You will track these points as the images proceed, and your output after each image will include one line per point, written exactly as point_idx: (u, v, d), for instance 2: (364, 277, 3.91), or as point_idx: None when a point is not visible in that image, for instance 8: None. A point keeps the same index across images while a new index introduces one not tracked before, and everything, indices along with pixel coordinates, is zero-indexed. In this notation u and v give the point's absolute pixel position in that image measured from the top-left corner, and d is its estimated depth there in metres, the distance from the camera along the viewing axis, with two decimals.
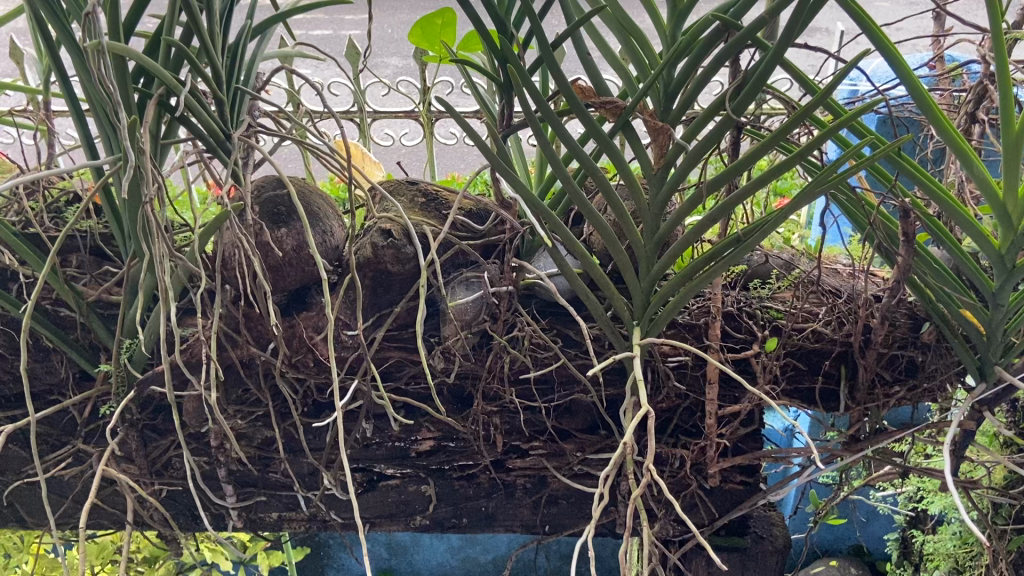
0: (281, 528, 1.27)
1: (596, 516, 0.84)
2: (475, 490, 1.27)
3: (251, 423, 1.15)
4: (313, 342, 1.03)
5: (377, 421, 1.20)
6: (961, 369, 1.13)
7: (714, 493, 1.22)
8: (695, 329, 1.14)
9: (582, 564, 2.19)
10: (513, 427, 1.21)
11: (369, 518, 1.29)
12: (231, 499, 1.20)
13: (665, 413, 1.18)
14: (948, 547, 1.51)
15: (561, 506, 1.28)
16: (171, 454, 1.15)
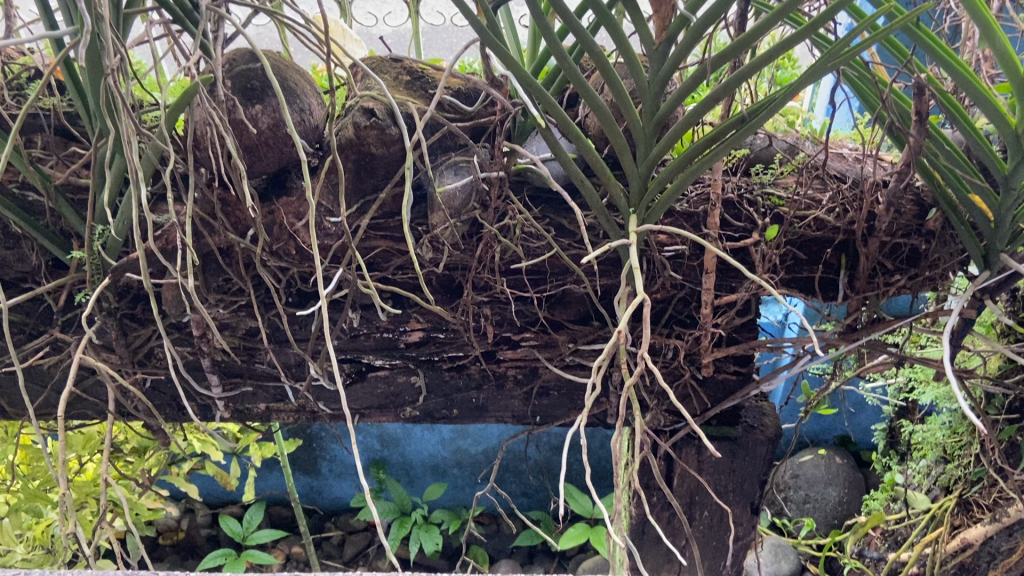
0: (269, 419, 1.25)
1: (589, 405, 0.82)
2: (466, 382, 1.25)
3: (234, 313, 1.12)
4: (294, 228, 0.99)
5: (364, 311, 1.17)
6: (965, 257, 1.09)
7: (707, 384, 1.21)
8: (693, 217, 1.09)
9: (572, 455, 2.21)
10: (505, 318, 1.19)
11: (358, 409, 1.27)
12: (217, 390, 1.18)
13: (660, 303, 1.15)
14: (938, 437, 1.54)
15: (552, 397, 1.27)
16: (153, 344, 1.12)
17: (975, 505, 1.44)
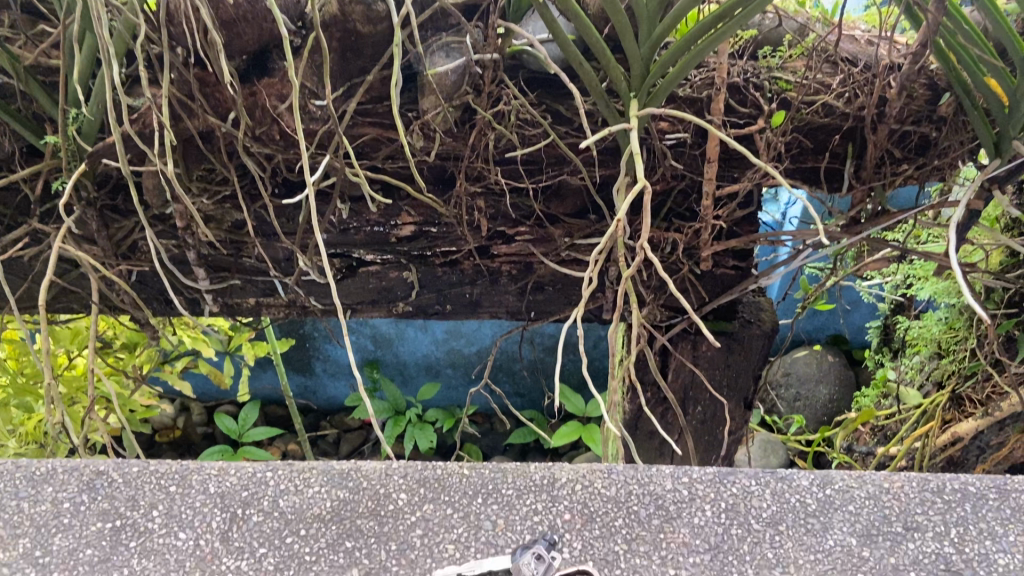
0: (260, 314, 1.24)
1: (585, 299, 0.82)
2: (459, 278, 1.23)
3: (219, 205, 1.08)
4: (278, 112, 0.94)
5: (354, 203, 1.12)
6: (975, 144, 1.06)
7: (705, 279, 1.19)
8: (697, 104, 1.04)
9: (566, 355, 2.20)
10: (499, 212, 1.15)
11: (351, 305, 1.25)
12: (204, 283, 1.16)
13: (660, 196, 1.11)
14: (934, 333, 1.54)
15: (547, 293, 1.25)
16: (136, 236, 1.09)
17: (967, 400, 1.50)
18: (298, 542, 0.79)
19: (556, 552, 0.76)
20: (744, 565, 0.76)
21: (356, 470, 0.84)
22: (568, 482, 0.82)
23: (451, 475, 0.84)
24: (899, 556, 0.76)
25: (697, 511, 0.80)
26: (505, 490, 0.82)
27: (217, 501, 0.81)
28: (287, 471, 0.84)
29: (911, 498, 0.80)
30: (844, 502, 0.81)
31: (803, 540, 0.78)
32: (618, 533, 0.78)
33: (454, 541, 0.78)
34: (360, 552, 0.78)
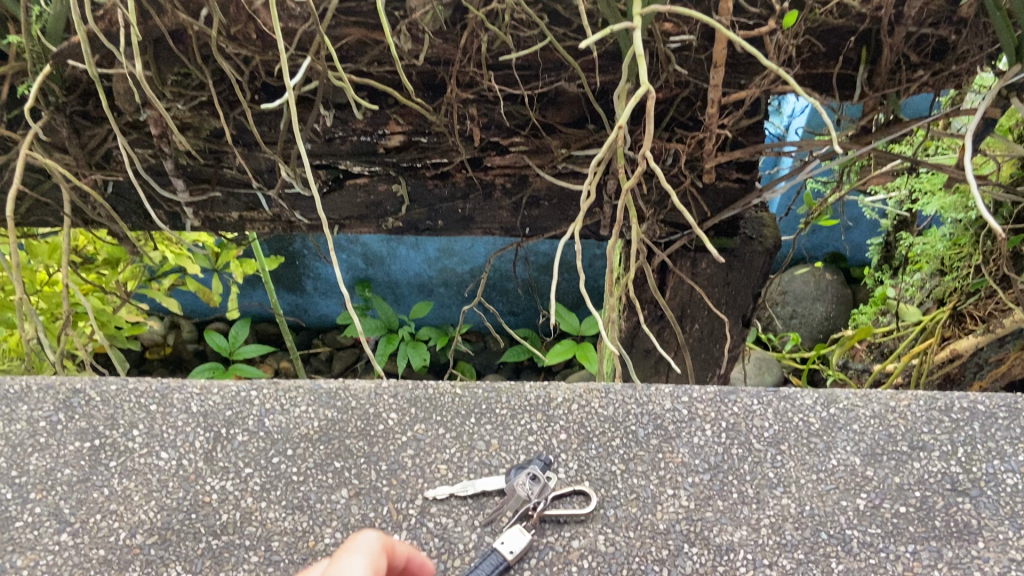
0: (244, 229, 1.20)
1: (580, 216, 0.78)
2: (451, 192, 1.18)
3: (196, 112, 1.02)
4: (252, 9, 0.87)
5: (339, 111, 1.05)
6: (996, 48, 0.99)
7: (707, 192, 1.14)
8: (704, 2, 0.95)
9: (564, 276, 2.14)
10: (492, 121, 1.08)
11: (338, 220, 1.21)
12: (184, 195, 1.11)
13: (662, 105, 1.05)
14: (938, 250, 1.50)
15: (543, 208, 1.20)
16: (110, 145, 1.04)
17: (967, 317, 1.47)
18: (284, 462, 0.77)
19: (551, 473, 0.75)
20: (745, 485, 0.75)
21: (345, 390, 0.81)
22: (565, 402, 0.80)
23: (443, 394, 0.81)
24: (903, 476, 0.75)
25: (697, 432, 0.78)
26: (499, 410, 0.80)
27: (199, 421, 0.79)
28: (272, 390, 0.81)
29: (917, 417, 0.78)
30: (849, 421, 0.78)
31: (805, 460, 0.76)
32: (616, 453, 0.76)
33: (445, 461, 0.76)
34: (350, 472, 0.76)
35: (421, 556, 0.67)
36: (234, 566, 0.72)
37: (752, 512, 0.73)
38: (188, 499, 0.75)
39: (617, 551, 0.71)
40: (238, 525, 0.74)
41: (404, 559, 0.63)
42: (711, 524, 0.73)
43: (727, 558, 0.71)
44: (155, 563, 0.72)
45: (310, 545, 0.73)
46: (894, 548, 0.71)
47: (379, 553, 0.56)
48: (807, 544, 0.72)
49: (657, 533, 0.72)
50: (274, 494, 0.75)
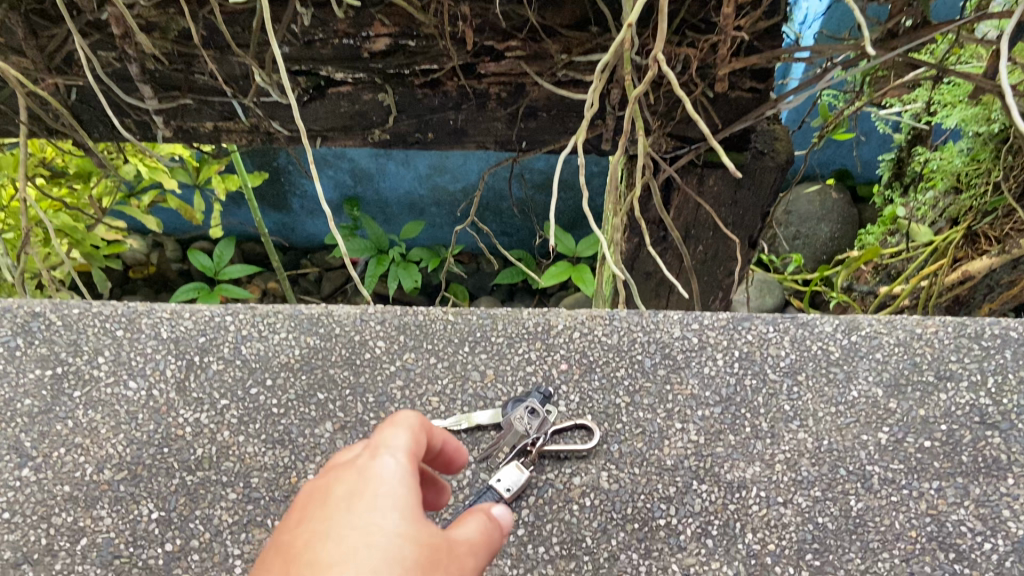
0: (220, 141, 1.11)
1: (583, 128, 0.71)
2: (442, 101, 1.08)
3: (160, 11, 0.92)
4: None
5: (316, 9, 0.95)
6: None
7: (718, 103, 1.06)
8: None
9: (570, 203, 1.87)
10: (486, 23, 0.96)
11: (320, 132, 1.13)
12: (153, 104, 1.03)
13: (673, 4, 0.94)
14: (955, 166, 1.44)
15: (540, 120, 1.10)
16: (70, 48, 0.95)
17: (982, 238, 1.41)
18: (263, 394, 0.71)
19: (551, 406, 0.69)
20: (758, 419, 0.69)
21: (328, 316, 0.75)
22: (566, 330, 0.73)
23: (434, 321, 0.75)
24: (928, 408, 0.70)
25: (708, 361, 0.72)
26: (494, 338, 0.74)
27: (170, 348, 0.73)
28: (249, 315, 0.74)
29: (945, 344, 0.72)
30: (871, 349, 0.72)
31: (824, 391, 0.71)
32: (620, 384, 0.71)
33: (437, 394, 0.71)
34: (334, 405, 0.71)
35: (454, 443, 0.55)
36: (210, 504, 0.67)
37: (766, 447, 0.68)
38: (160, 432, 0.69)
39: (621, 489, 0.67)
40: (214, 461, 0.68)
41: (441, 443, 0.52)
42: (722, 460, 0.68)
43: (739, 496, 0.66)
44: (125, 499, 0.67)
45: (292, 482, 0.68)
46: (918, 485, 0.67)
47: (419, 428, 0.48)
48: (824, 480, 0.67)
49: (665, 470, 0.67)
50: (253, 427, 0.70)
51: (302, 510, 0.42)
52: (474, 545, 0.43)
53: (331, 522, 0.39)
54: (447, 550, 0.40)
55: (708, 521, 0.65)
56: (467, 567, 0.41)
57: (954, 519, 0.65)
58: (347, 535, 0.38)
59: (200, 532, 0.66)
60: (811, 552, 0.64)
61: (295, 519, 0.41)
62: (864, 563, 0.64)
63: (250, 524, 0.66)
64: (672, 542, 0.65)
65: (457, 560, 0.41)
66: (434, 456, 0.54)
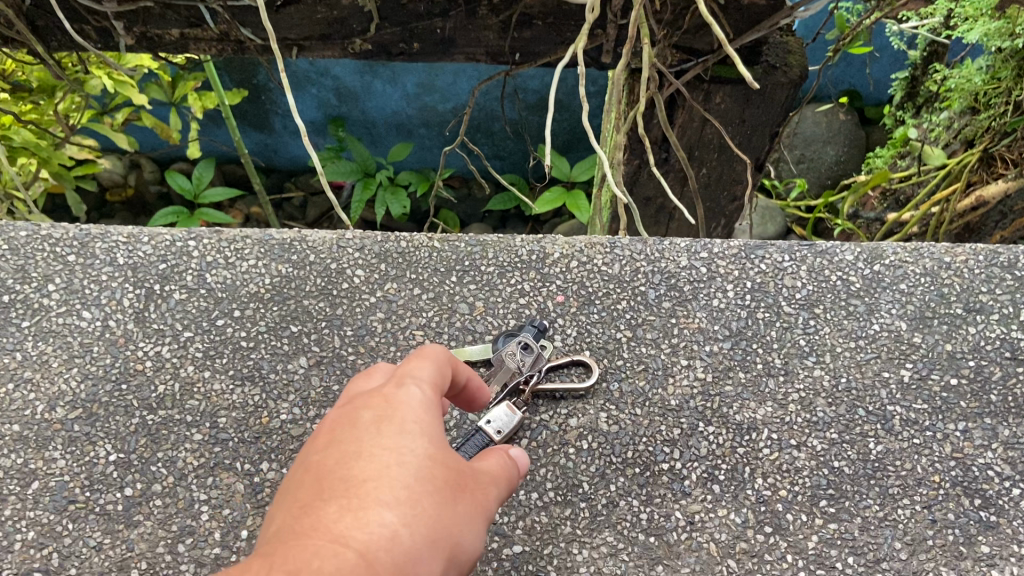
0: (188, 50, 1.02)
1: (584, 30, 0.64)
2: (428, 8, 0.97)
3: None
4: None
5: None
6: None
7: (730, 10, 0.92)
8: None
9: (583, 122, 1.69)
10: None
11: (296, 41, 1.02)
12: (112, 7, 0.94)
13: None
14: (973, 84, 1.36)
15: (536, 30, 1.00)
16: None
17: (999, 160, 1.33)
18: (230, 326, 0.65)
19: (546, 341, 0.64)
20: (771, 354, 0.64)
21: (302, 242, 0.68)
22: (562, 259, 0.68)
23: (419, 248, 0.68)
24: (955, 343, 0.64)
25: (717, 293, 0.66)
26: (484, 268, 0.68)
27: (126, 276, 0.66)
28: (214, 240, 0.68)
29: (976, 275, 0.66)
30: (895, 280, 0.67)
31: (843, 325, 0.65)
32: (621, 318, 0.65)
33: (422, 327, 0.65)
34: (309, 338, 0.65)
35: (476, 379, 0.52)
36: (173, 446, 0.61)
37: (778, 386, 0.63)
38: (117, 366, 0.64)
39: (621, 431, 0.61)
40: (177, 398, 0.63)
41: (464, 378, 0.51)
42: (730, 400, 0.62)
43: (749, 438, 0.61)
44: (81, 440, 0.61)
45: (263, 422, 0.62)
46: (942, 426, 0.61)
47: (448, 359, 0.48)
48: (842, 422, 0.62)
49: (669, 411, 0.62)
50: (220, 362, 0.64)
51: (332, 429, 0.44)
52: (494, 475, 0.46)
53: (362, 446, 0.42)
54: (470, 478, 0.44)
55: (715, 465, 0.60)
56: (488, 494, 0.45)
57: (980, 463, 0.60)
58: (380, 457, 0.41)
59: (163, 475, 0.60)
60: (826, 498, 0.59)
61: (326, 436, 0.43)
62: (882, 510, 0.59)
63: (217, 468, 0.61)
64: (676, 488, 0.59)
65: (479, 485, 0.44)
66: (457, 392, 0.52)
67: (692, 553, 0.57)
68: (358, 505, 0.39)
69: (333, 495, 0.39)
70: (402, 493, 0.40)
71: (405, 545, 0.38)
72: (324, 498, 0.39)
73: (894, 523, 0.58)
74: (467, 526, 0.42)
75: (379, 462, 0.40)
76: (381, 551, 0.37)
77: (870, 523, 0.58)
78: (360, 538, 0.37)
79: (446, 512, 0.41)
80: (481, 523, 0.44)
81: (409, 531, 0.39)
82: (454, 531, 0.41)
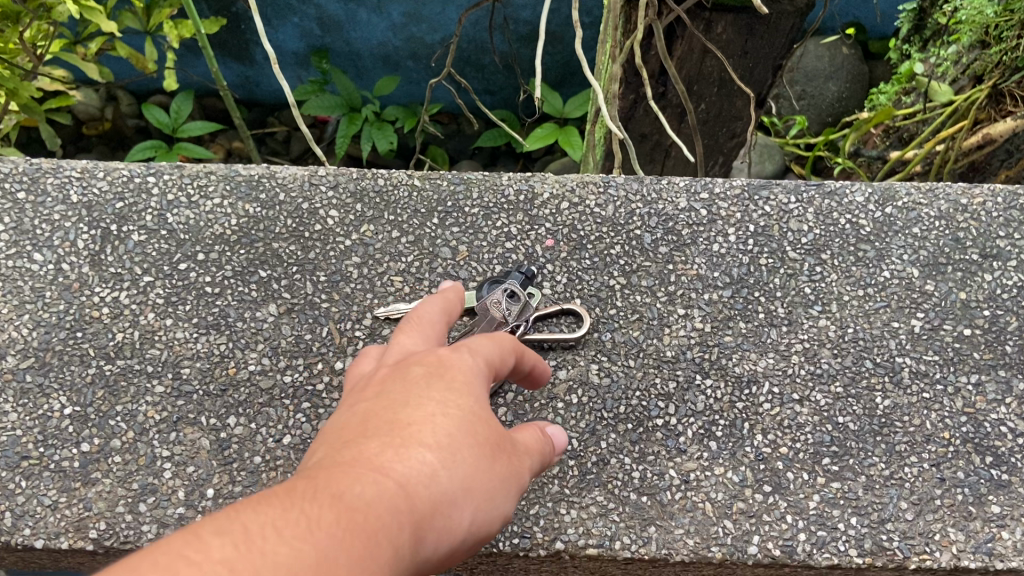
0: None
1: None
2: None
3: None
4: None
5: None
6: None
7: None
8: None
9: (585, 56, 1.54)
10: None
11: None
12: None
13: None
14: (983, 18, 1.28)
15: None
16: None
17: (1007, 98, 1.25)
18: (194, 270, 0.61)
19: (534, 288, 0.60)
20: (774, 303, 0.60)
21: (270, 179, 0.63)
22: (552, 200, 0.63)
23: (398, 186, 0.63)
24: (969, 291, 0.60)
25: (718, 237, 0.62)
26: (468, 209, 0.63)
27: (81, 215, 0.62)
28: (176, 176, 0.63)
29: (993, 218, 0.63)
30: (908, 224, 0.62)
31: (851, 272, 0.61)
32: (615, 264, 0.61)
33: (401, 273, 0.61)
34: (279, 284, 0.60)
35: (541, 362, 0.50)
36: (134, 399, 0.57)
37: (781, 336, 0.59)
38: (72, 314, 0.59)
39: (613, 383, 0.58)
40: (137, 347, 0.59)
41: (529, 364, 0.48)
42: (730, 351, 0.59)
43: (749, 392, 0.57)
44: (34, 392, 0.57)
45: (230, 373, 0.58)
46: (954, 379, 0.58)
47: (513, 347, 0.46)
48: (847, 374, 0.58)
49: (664, 362, 0.58)
50: (182, 309, 0.60)
51: (380, 380, 0.42)
52: (530, 446, 0.44)
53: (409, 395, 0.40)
54: (509, 444, 0.41)
55: (712, 421, 0.57)
56: (524, 465, 0.42)
57: (993, 419, 0.57)
58: (425, 407, 0.39)
59: (123, 430, 0.56)
60: (828, 456, 0.56)
61: (373, 387, 0.42)
62: (888, 468, 0.55)
63: (181, 422, 0.57)
64: (671, 445, 0.56)
65: (517, 453, 0.42)
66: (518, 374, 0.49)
67: (686, 514, 0.54)
68: (400, 443, 0.37)
69: (375, 433, 0.37)
70: (444, 440, 0.37)
71: (440, 488, 0.36)
72: (366, 435, 0.37)
73: (900, 482, 0.55)
74: (501, 491, 0.39)
75: (425, 410, 0.38)
76: (419, 487, 0.35)
77: (874, 482, 0.55)
78: (401, 473, 0.35)
79: (483, 470, 0.38)
80: (514, 494, 0.41)
81: (447, 478, 0.36)
82: (487, 490, 0.39)
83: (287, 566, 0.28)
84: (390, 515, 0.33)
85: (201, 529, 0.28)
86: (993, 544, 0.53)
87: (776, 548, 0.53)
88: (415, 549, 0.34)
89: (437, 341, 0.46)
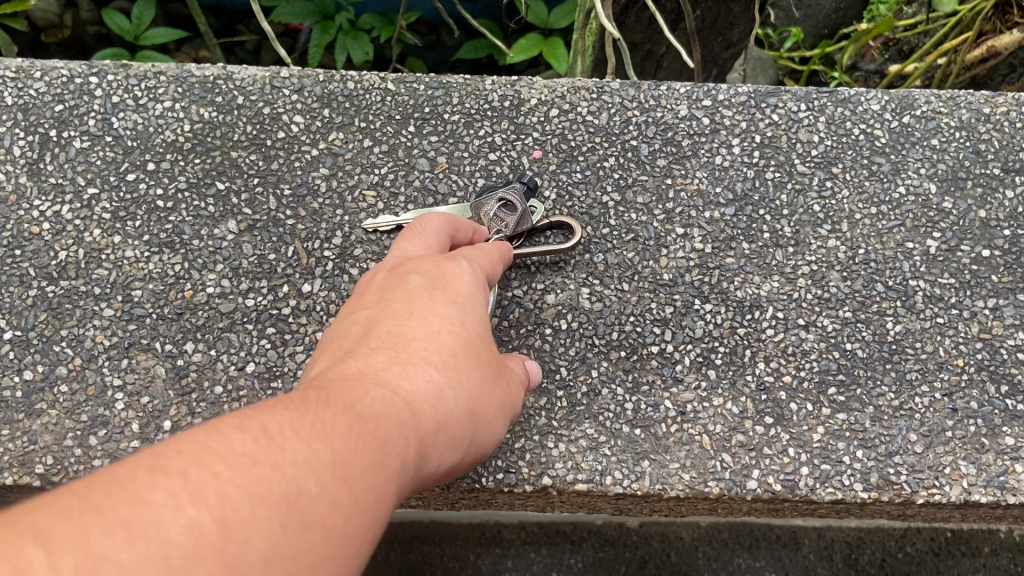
0: None
1: None
2: None
3: None
4: None
5: None
6: None
7: None
8: None
9: None
10: None
11: None
12: None
13: None
14: None
15: None
16: None
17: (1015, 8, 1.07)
18: (144, 182, 0.55)
19: (536, 201, 0.55)
20: (780, 222, 0.55)
21: (226, 80, 0.57)
22: (540, 107, 0.57)
23: (370, 90, 0.57)
24: (990, 209, 0.56)
25: (721, 149, 0.57)
26: (448, 116, 0.57)
27: (15, 119, 0.56)
28: (120, 77, 0.57)
29: (1017, 129, 0.58)
30: (926, 135, 0.57)
31: (864, 188, 0.56)
32: (608, 178, 0.56)
33: (373, 187, 0.55)
34: (239, 198, 0.55)
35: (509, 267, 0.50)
36: (79, 323, 0.52)
37: (787, 258, 0.55)
38: (9, 230, 0.54)
39: (605, 309, 0.53)
40: (82, 267, 0.53)
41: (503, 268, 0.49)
42: (731, 273, 0.54)
43: (752, 318, 0.53)
44: None
45: (186, 296, 0.53)
46: (970, 304, 0.54)
47: (500, 257, 0.47)
48: (856, 299, 0.54)
49: (661, 286, 0.54)
50: (132, 225, 0.54)
51: (377, 291, 0.41)
52: (517, 375, 0.44)
53: (410, 305, 0.39)
54: (504, 372, 0.41)
55: (712, 348, 0.53)
56: (516, 392, 0.42)
57: (1010, 345, 0.53)
58: (425, 324, 0.38)
59: (69, 357, 0.51)
60: (834, 385, 0.52)
61: (371, 299, 0.41)
62: (897, 398, 0.52)
63: (133, 348, 0.52)
64: (667, 374, 0.52)
65: (510, 381, 0.42)
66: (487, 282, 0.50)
67: (682, 447, 0.50)
68: (404, 362, 0.36)
69: (381, 346, 0.37)
70: (449, 358, 0.37)
71: (443, 407, 0.36)
72: (371, 346, 0.36)
73: (910, 413, 0.51)
74: (495, 413, 0.39)
75: (427, 323, 0.38)
76: (423, 403, 0.34)
77: (882, 413, 0.51)
78: (405, 387, 0.34)
79: (483, 394, 0.38)
80: (506, 418, 0.41)
81: (449, 398, 0.36)
82: (486, 415, 0.39)
83: (307, 462, 0.26)
84: (398, 425, 0.32)
85: (223, 423, 0.27)
86: (1006, 477, 0.50)
87: (776, 483, 0.50)
88: (419, 463, 0.33)
89: (436, 246, 0.45)
